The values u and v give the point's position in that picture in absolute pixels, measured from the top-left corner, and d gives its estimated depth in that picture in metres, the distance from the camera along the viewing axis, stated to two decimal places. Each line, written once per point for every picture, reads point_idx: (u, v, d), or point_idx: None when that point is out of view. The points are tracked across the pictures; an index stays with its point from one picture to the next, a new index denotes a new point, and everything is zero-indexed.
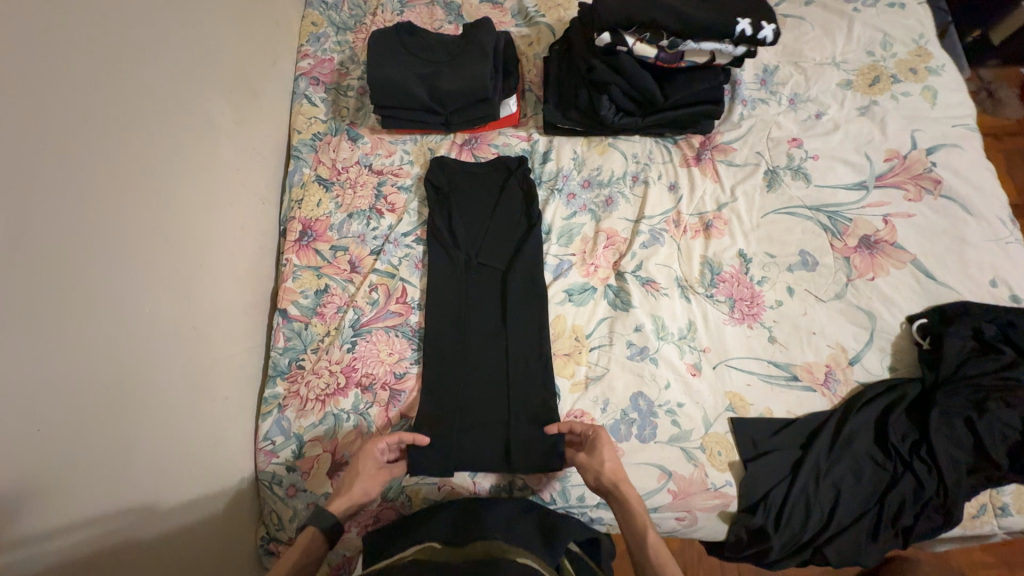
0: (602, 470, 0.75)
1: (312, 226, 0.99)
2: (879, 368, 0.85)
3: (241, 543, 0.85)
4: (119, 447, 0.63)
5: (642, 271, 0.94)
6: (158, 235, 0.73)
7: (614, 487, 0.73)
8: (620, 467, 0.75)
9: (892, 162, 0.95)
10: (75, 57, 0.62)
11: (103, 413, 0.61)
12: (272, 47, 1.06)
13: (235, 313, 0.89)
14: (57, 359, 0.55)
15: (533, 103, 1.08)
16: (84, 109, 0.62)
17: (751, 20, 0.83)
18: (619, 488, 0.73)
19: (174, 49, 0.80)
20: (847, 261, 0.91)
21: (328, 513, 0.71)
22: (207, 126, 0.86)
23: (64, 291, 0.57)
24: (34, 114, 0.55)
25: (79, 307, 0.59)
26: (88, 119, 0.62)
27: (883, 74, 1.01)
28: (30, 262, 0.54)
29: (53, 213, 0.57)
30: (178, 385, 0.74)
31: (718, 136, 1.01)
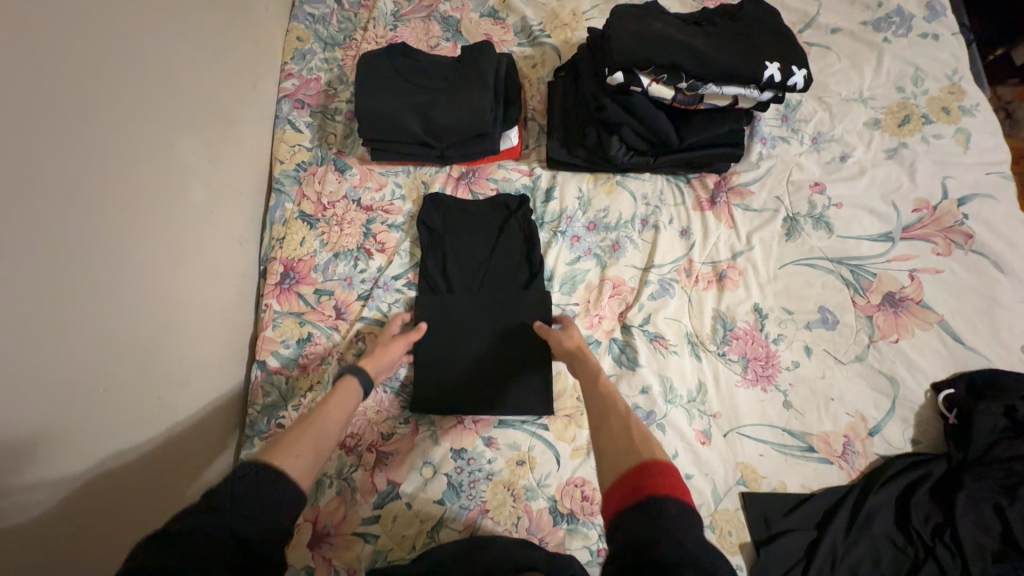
0: (569, 341, 0.81)
1: (295, 267, 0.92)
2: (901, 440, 0.80)
3: None
4: (61, 554, 0.56)
5: (650, 325, 0.87)
6: (113, 301, 0.65)
7: (578, 351, 0.79)
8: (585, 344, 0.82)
9: (920, 213, 0.89)
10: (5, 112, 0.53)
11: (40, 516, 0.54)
12: (252, 68, 0.97)
13: (208, 371, 0.81)
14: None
15: (536, 134, 1.00)
16: (22, 173, 0.54)
17: (781, 65, 0.75)
18: (581, 352, 0.78)
19: (135, 84, 0.71)
20: (869, 320, 0.85)
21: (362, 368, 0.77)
22: (175, 167, 0.77)
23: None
24: None
25: (11, 406, 0.51)
26: (26, 184, 0.54)
27: (914, 113, 0.94)
28: None
29: None
30: (135, 464, 0.67)
31: (735, 177, 0.94)
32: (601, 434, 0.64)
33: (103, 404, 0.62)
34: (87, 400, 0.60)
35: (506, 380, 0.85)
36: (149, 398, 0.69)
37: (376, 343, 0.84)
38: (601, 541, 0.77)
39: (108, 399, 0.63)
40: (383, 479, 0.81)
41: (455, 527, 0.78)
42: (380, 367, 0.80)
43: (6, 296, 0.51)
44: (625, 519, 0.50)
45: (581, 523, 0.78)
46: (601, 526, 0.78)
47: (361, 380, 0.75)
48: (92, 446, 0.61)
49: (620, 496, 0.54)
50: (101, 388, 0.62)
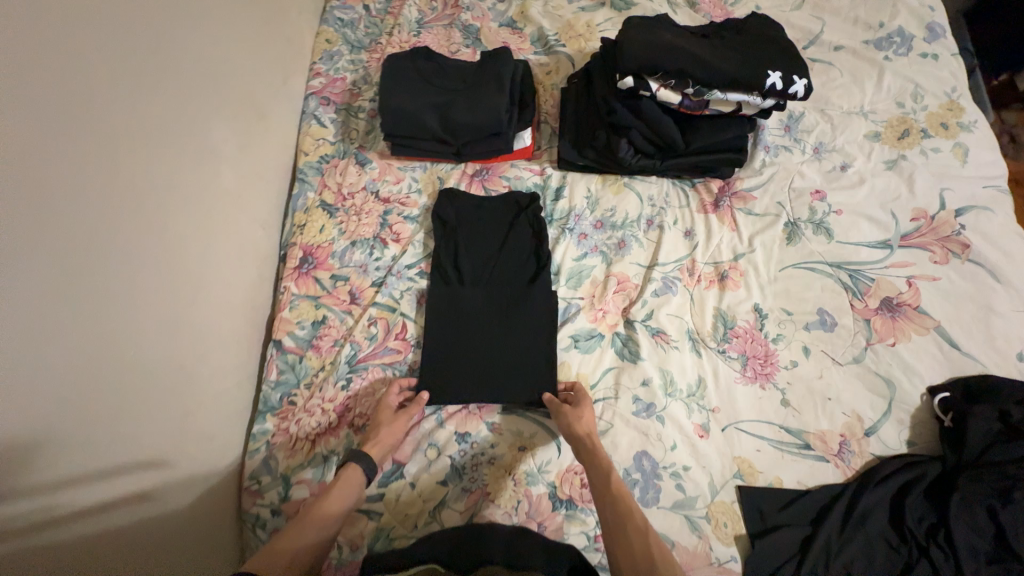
0: (579, 427, 0.78)
1: (314, 253, 0.96)
2: (897, 441, 0.81)
3: None
4: (89, 505, 0.59)
5: (652, 321, 0.90)
6: (146, 271, 0.69)
7: (587, 442, 0.77)
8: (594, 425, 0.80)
9: (918, 222, 0.91)
10: (66, 90, 0.58)
11: (74, 468, 0.57)
12: (283, 66, 1.03)
13: (229, 346, 0.85)
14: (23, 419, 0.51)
15: (548, 136, 1.05)
16: (74, 146, 0.59)
17: (782, 74, 0.79)
18: (592, 442, 0.77)
19: (177, 74, 0.76)
20: (867, 323, 0.87)
21: (364, 455, 0.77)
22: (208, 152, 0.82)
23: (47, 339, 0.54)
24: (19, 156, 0.52)
25: (54, 357, 0.55)
26: (77, 156, 0.59)
27: (913, 128, 0.97)
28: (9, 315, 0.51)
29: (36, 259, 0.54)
30: (163, 429, 0.69)
31: (738, 182, 0.97)
32: (615, 548, 0.70)
33: (137, 367, 0.66)
34: (121, 361, 0.63)
35: (511, 367, 0.88)
36: (176, 367, 0.73)
37: (378, 419, 0.82)
38: (599, 527, 0.78)
39: (140, 363, 0.66)
40: (389, 459, 0.83)
41: (456, 508, 0.80)
42: (385, 449, 0.80)
43: (55, 257, 0.56)
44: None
45: (579, 509, 0.80)
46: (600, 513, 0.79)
47: (364, 469, 0.76)
48: (127, 406, 0.64)
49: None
50: (134, 352, 0.65)
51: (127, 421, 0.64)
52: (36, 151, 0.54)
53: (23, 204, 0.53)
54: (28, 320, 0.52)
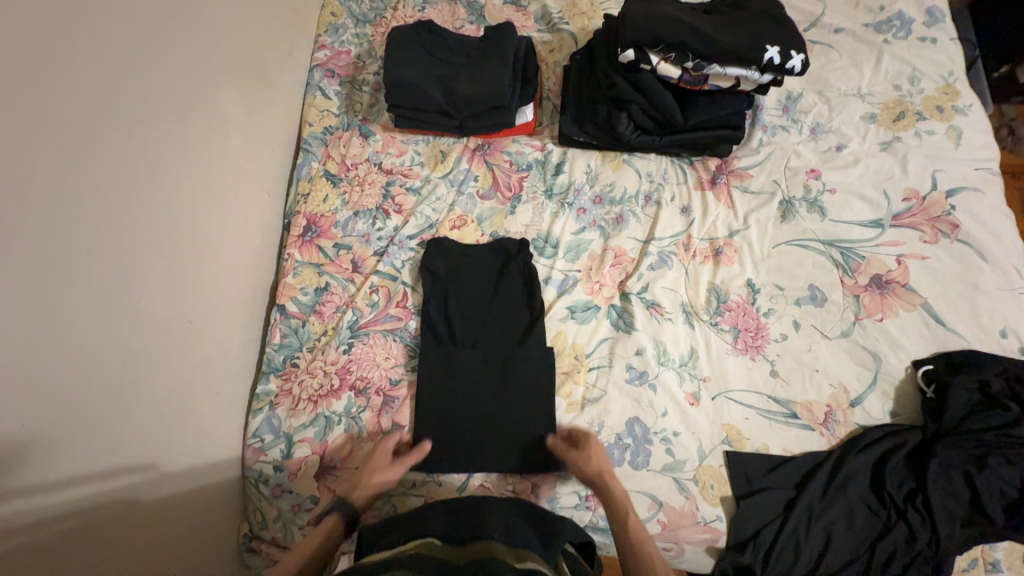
0: (587, 469, 0.77)
1: (317, 222, 0.98)
2: (880, 411, 0.84)
3: (223, 538, 0.83)
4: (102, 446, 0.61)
5: (647, 294, 0.92)
6: (156, 226, 0.71)
7: (601, 485, 0.76)
8: (605, 465, 0.78)
9: (910, 202, 0.93)
10: (84, 44, 0.60)
11: (92, 408, 0.60)
12: (289, 37, 1.04)
13: (234, 308, 0.87)
14: (47, 357, 0.54)
15: (550, 112, 1.06)
16: (91, 100, 0.61)
17: (780, 49, 0.81)
18: (607, 486, 0.76)
19: (188, 37, 0.78)
20: (856, 299, 0.90)
21: (347, 501, 0.75)
22: (216, 116, 0.83)
23: (65, 283, 0.57)
24: (40, 104, 0.54)
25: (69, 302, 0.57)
26: (94, 109, 0.61)
27: (908, 110, 0.99)
28: (30, 256, 0.53)
29: (55, 205, 0.56)
30: (169, 379, 0.72)
31: (735, 161, 0.99)
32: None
33: (145, 318, 0.68)
34: (131, 312, 0.66)
35: (506, 391, 0.86)
36: (182, 322, 0.75)
37: (369, 466, 0.79)
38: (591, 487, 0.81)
39: (147, 316, 0.69)
40: (388, 422, 0.86)
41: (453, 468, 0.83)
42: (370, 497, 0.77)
43: (72, 206, 0.58)
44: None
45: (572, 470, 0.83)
46: None
47: (342, 515, 0.74)
48: (136, 355, 0.66)
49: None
50: (143, 304, 0.68)
51: (135, 370, 0.66)
52: (55, 100, 0.56)
53: (42, 150, 0.55)
54: (47, 264, 0.55)
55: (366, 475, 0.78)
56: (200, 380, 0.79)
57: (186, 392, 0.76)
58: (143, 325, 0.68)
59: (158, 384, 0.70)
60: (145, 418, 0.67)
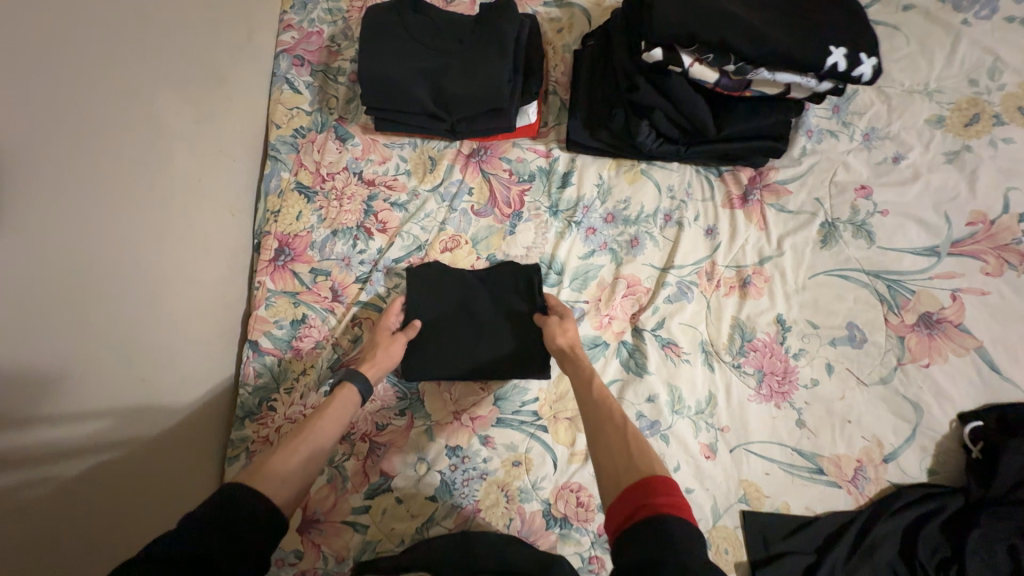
0: (561, 338, 0.76)
1: (291, 243, 0.86)
2: (917, 469, 0.76)
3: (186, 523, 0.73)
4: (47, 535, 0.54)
5: (663, 330, 0.82)
6: (87, 278, 0.60)
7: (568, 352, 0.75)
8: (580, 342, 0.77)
9: (975, 227, 0.80)
10: None
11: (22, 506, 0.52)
12: (246, 18, 0.87)
13: (201, 350, 0.78)
14: None
15: (557, 110, 0.91)
16: None
17: (848, 51, 0.65)
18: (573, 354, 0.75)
19: (111, 40, 0.63)
20: (901, 341, 0.79)
21: (360, 375, 0.73)
22: (158, 130, 0.70)
23: None
24: None
25: None
26: None
27: (984, 112, 0.83)
28: None
29: None
30: (121, 447, 0.64)
31: (772, 173, 0.85)
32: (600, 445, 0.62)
33: (83, 387, 0.59)
34: (64, 385, 0.57)
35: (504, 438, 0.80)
36: (135, 379, 0.66)
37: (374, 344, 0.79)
38: (594, 547, 0.75)
39: (84, 383, 0.60)
40: (376, 470, 0.79)
41: (445, 525, 0.76)
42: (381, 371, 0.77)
43: None
44: (624, 541, 0.50)
45: (574, 528, 0.76)
46: (595, 533, 0.76)
47: (359, 388, 0.72)
48: (73, 428, 0.58)
49: (621, 513, 0.53)
50: (76, 370, 0.59)
51: (70, 446, 0.58)
52: None
53: None
54: None
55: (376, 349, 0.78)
56: (165, 435, 0.71)
57: (149, 453, 0.68)
58: (80, 394, 0.59)
59: (109, 451, 0.63)
60: (95, 491, 0.60)
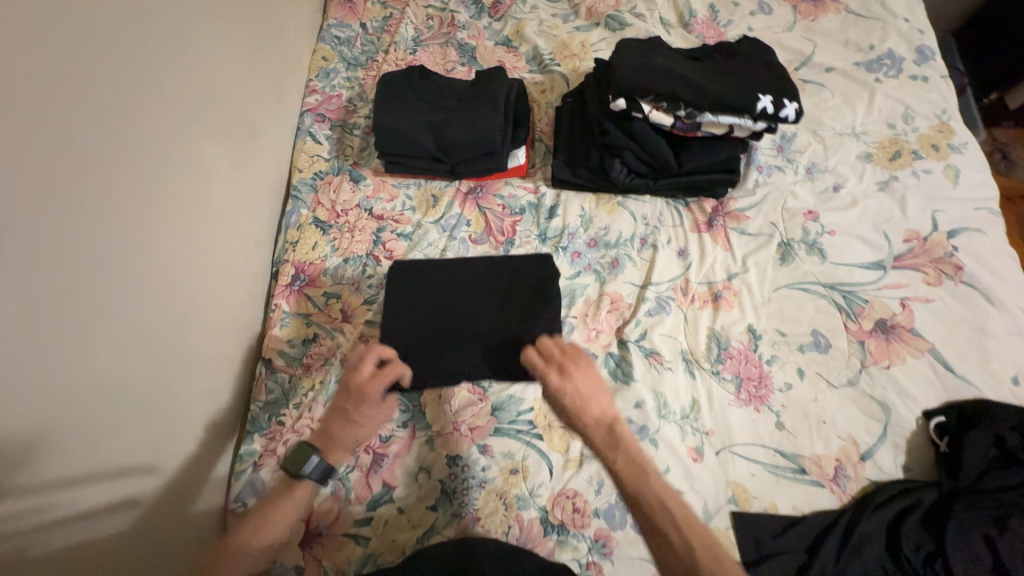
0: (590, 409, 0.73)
1: (306, 270, 0.96)
2: (893, 466, 0.80)
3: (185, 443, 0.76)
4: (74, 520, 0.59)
5: (646, 341, 0.89)
6: (128, 292, 0.67)
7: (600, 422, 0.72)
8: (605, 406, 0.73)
9: (911, 243, 0.92)
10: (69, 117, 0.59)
11: (39, 501, 0.55)
12: (278, 84, 1.03)
13: (216, 367, 0.85)
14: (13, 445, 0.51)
15: (542, 154, 1.05)
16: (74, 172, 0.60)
17: (773, 98, 0.80)
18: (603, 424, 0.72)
19: (176, 97, 0.77)
20: (861, 345, 0.87)
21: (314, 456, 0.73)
22: (201, 170, 0.82)
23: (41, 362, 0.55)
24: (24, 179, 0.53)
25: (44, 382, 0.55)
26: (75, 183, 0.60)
27: (904, 149, 0.98)
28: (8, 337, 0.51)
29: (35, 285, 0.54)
30: (137, 455, 0.68)
31: (731, 202, 0.97)
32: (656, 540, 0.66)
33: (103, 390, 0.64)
34: (87, 389, 0.60)
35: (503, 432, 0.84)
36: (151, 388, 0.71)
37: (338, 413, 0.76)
38: (591, 554, 0.76)
39: (110, 387, 0.64)
40: (378, 482, 0.82)
41: (445, 534, 0.78)
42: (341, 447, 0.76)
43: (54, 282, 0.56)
44: None
45: (571, 535, 0.78)
46: (591, 539, 0.77)
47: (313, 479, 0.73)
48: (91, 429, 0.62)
49: None
50: (103, 374, 0.63)
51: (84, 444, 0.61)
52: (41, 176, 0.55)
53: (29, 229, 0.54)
54: (26, 346, 0.53)
55: (342, 423, 0.76)
56: (179, 426, 0.76)
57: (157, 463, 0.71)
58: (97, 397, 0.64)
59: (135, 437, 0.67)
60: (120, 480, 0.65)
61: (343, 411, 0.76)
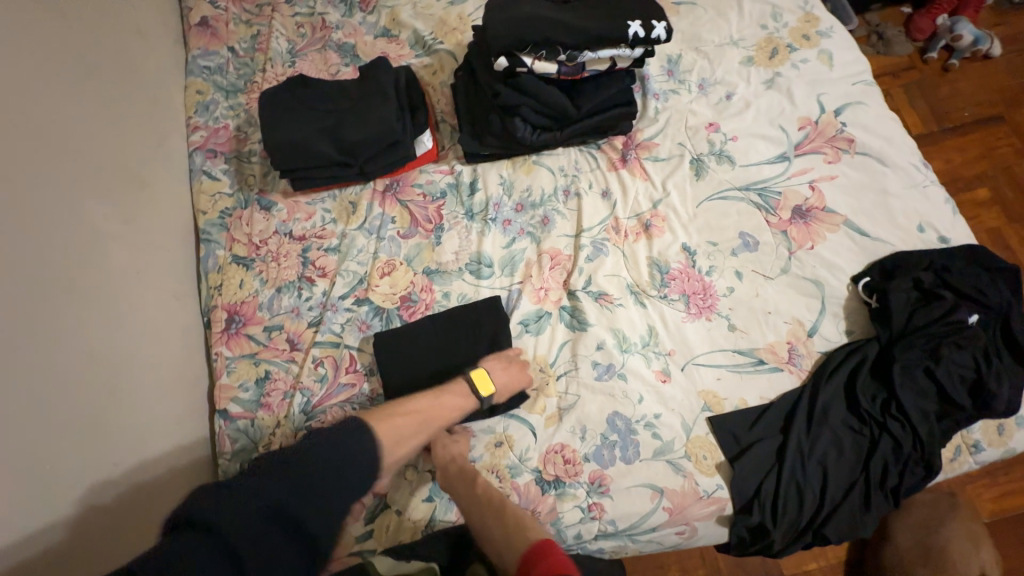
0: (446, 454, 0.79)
1: (239, 310, 0.92)
2: (837, 333, 0.86)
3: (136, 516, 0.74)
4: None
5: (593, 286, 0.91)
6: (30, 378, 0.64)
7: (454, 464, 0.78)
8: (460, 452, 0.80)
9: (806, 129, 0.97)
10: None
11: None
12: (154, 129, 0.98)
13: (164, 430, 0.81)
14: None
15: (449, 134, 1.04)
16: None
17: (642, 22, 0.85)
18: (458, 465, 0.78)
19: (27, 164, 0.72)
20: (785, 234, 0.92)
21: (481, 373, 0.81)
22: (84, 235, 0.78)
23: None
24: None
25: None
26: None
27: (780, 45, 1.03)
28: None
29: None
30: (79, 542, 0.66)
31: (639, 134, 1.00)
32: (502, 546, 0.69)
33: (28, 482, 0.61)
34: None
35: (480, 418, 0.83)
36: (83, 469, 0.68)
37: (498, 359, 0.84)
38: (590, 497, 0.79)
39: (30, 480, 0.61)
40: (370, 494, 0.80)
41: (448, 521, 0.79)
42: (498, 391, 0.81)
43: None
44: None
45: (568, 485, 0.79)
46: (587, 483, 0.79)
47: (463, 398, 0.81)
48: (23, 527, 0.59)
49: None
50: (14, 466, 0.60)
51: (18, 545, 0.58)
52: None
53: None
54: None
55: (504, 364, 0.83)
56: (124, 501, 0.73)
57: (108, 542, 0.69)
58: (23, 491, 0.60)
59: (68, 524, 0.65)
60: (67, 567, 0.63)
61: (507, 356, 0.85)
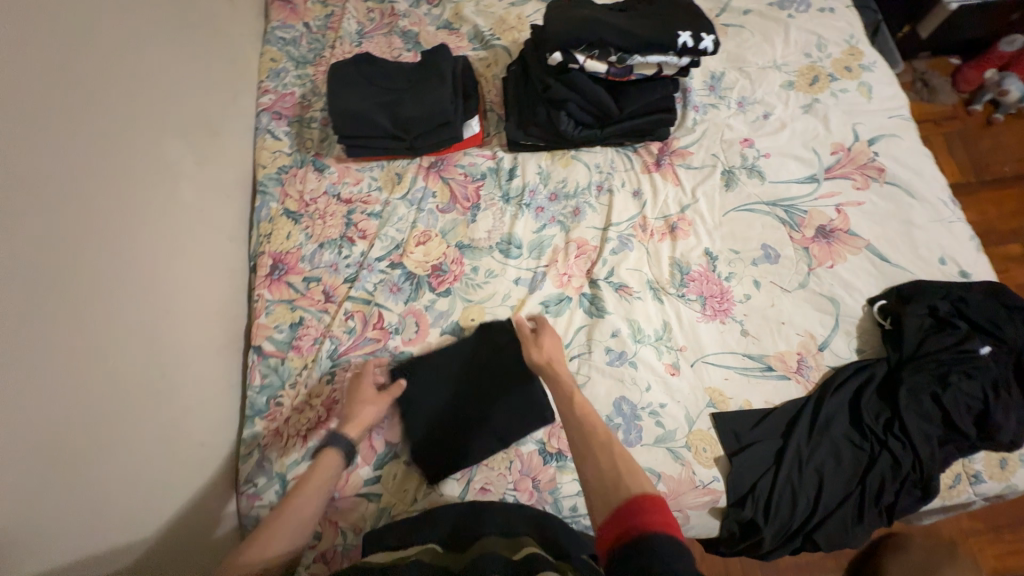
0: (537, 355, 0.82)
1: (284, 259, 0.99)
2: (847, 351, 0.88)
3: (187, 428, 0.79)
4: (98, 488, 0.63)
5: (614, 277, 0.95)
6: (114, 281, 0.71)
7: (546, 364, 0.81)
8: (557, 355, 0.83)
9: (838, 155, 1.01)
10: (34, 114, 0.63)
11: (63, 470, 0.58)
12: (229, 87, 1.07)
13: (207, 355, 0.88)
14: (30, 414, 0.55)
15: (495, 122, 1.11)
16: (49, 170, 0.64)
17: (692, 33, 0.91)
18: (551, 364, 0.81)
19: (130, 97, 0.81)
20: (806, 251, 0.95)
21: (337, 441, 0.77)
22: (165, 168, 0.86)
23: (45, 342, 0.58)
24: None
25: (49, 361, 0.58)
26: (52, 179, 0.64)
27: (821, 74, 1.07)
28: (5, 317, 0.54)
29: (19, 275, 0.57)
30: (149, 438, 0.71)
31: (675, 141, 1.05)
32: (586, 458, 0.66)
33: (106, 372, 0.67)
34: (86, 369, 0.64)
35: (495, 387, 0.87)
36: (151, 374, 0.74)
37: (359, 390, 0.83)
38: None
39: (110, 371, 0.67)
40: (382, 442, 0.85)
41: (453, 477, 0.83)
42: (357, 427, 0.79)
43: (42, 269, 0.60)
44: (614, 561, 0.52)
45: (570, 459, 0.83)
46: None
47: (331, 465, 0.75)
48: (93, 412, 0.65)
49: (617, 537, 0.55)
50: (98, 356, 0.66)
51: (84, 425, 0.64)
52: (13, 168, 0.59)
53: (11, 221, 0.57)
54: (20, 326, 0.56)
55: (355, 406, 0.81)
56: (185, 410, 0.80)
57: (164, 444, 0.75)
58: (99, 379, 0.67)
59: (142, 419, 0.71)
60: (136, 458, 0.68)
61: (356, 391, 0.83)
